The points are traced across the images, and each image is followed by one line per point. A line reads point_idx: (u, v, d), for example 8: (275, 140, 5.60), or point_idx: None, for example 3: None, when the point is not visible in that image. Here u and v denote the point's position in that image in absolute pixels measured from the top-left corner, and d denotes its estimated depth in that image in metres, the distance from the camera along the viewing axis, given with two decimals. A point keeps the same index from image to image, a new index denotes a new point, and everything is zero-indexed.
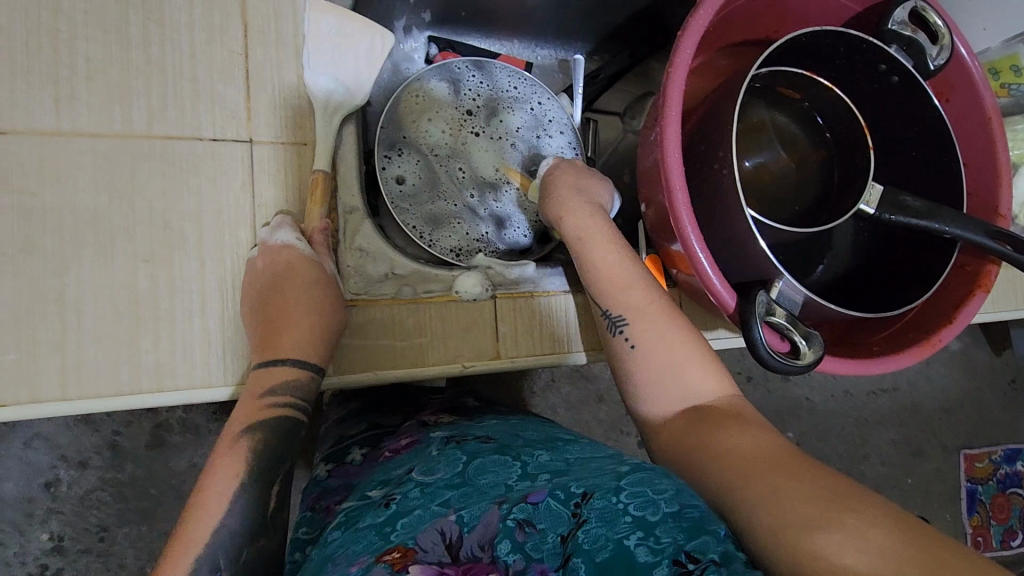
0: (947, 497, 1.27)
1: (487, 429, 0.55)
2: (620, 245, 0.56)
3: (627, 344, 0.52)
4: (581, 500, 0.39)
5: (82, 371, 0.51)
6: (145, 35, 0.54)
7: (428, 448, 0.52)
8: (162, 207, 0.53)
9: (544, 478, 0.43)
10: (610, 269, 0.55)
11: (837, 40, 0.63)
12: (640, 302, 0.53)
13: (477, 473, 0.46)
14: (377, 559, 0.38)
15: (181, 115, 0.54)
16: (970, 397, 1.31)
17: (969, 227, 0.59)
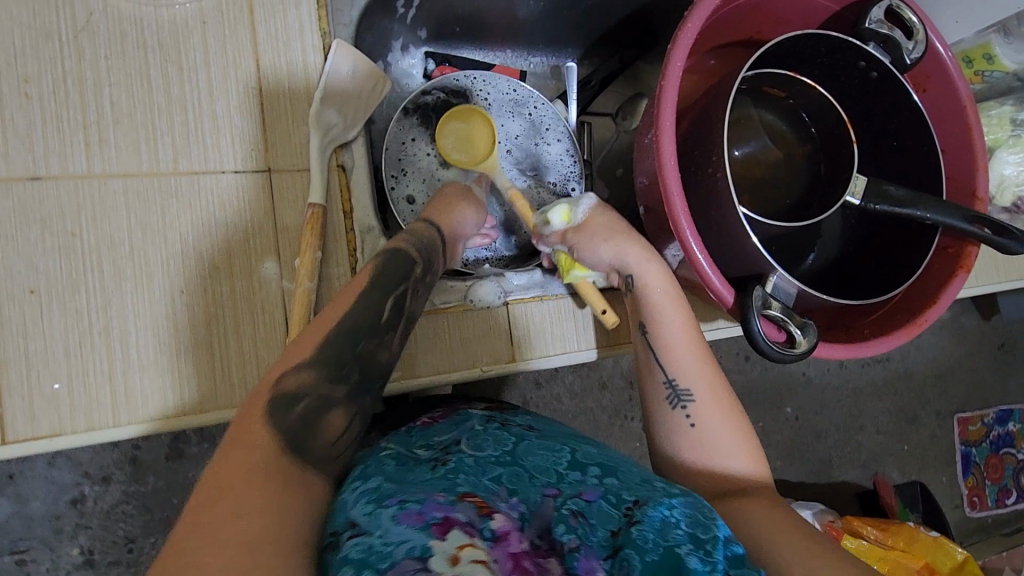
0: (941, 461, 1.33)
1: (525, 419, 0.60)
2: (689, 316, 0.59)
3: (687, 420, 0.55)
4: (633, 504, 0.44)
5: (131, 399, 0.54)
6: (165, 77, 0.57)
7: (470, 422, 0.57)
8: (192, 239, 0.57)
9: (594, 474, 0.48)
10: (676, 338, 0.58)
11: (818, 42, 0.67)
12: (706, 377, 0.57)
13: (524, 455, 0.51)
14: (460, 496, 0.42)
15: (204, 150, 0.58)
16: (961, 363, 1.36)
17: (950, 213, 0.64)
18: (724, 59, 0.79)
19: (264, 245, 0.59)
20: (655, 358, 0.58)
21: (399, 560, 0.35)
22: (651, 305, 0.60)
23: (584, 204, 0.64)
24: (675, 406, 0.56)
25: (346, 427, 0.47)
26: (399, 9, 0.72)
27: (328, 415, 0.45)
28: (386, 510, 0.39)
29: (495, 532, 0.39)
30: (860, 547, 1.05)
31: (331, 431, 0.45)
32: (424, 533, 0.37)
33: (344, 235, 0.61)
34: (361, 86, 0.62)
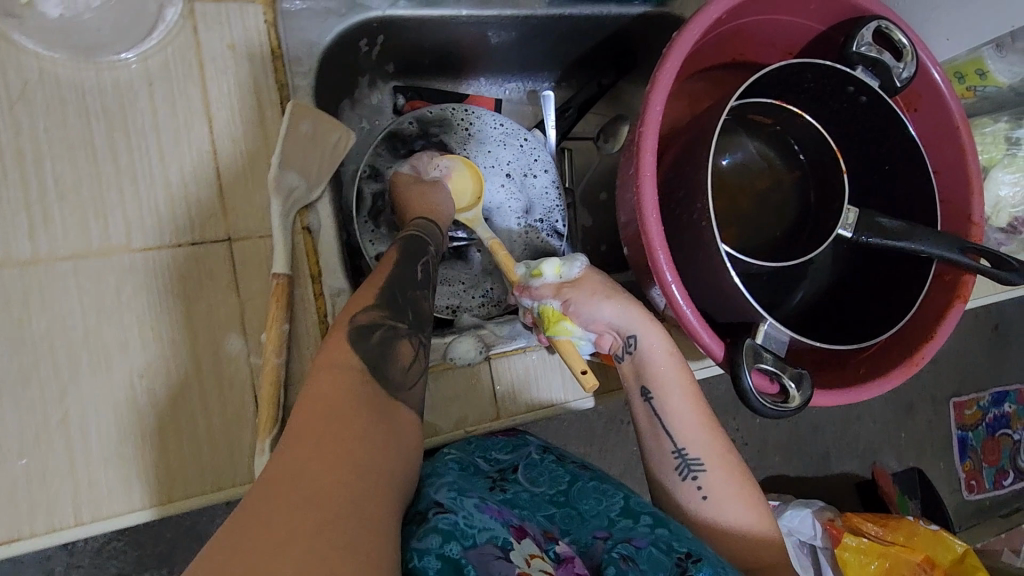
0: (939, 446, 1.33)
1: (577, 459, 0.68)
2: (693, 386, 0.61)
3: (698, 490, 0.59)
4: (684, 555, 0.52)
5: (96, 493, 0.52)
6: (112, 145, 0.54)
7: (528, 449, 0.66)
8: (149, 317, 0.53)
9: (644, 521, 0.56)
10: (681, 408, 0.60)
11: (804, 69, 0.63)
12: (715, 448, 0.59)
13: (578, 497, 0.60)
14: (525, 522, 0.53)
15: (158, 223, 0.54)
16: (958, 347, 1.33)
17: (943, 244, 0.61)
18: (706, 83, 0.76)
19: (229, 317, 0.55)
20: (663, 427, 0.60)
21: (481, 543, 0.47)
22: (654, 371, 0.61)
23: (579, 262, 0.62)
24: (686, 477, 0.59)
25: (415, 357, 0.51)
26: (363, 47, 0.68)
27: (400, 344, 0.49)
28: (470, 501, 0.52)
29: (559, 555, 0.51)
30: (861, 544, 1.02)
31: (403, 359, 0.49)
32: (504, 529, 0.50)
33: (312, 300, 0.59)
34: (322, 142, 0.59)
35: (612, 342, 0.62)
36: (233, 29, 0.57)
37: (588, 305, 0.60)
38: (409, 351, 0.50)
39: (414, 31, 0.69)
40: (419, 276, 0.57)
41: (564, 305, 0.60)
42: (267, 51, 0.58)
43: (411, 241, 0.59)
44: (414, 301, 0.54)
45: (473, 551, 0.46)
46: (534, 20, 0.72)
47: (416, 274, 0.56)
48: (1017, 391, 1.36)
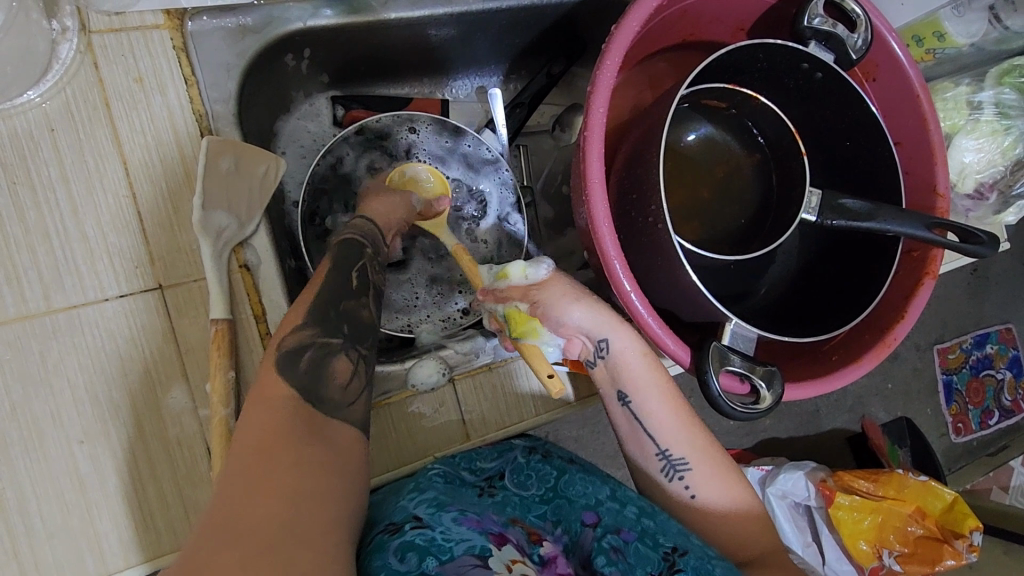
0: (925, 393, 1.33)
1: (566, 452, 0.69)
2: (675, 391, 0.58)
3: (684, 488, 0.56)
4: (671, 550, 0.51)
5: (45, 571, 0.49)
6: (17, 203, 0.50)
7: (514, 453, 0.66)
8: (84, 383, 0.51)
9: (630, 509, 0.56)
10: (662, 410, 0.56)
11: (756, 50, 0.60)
12: (701, 445, 0.56)
13: (566, 486, 0.61)
14: (513, 521, 0.55)
15: (79, 279, 0.51)
16: (938, 294, 1.33)
17: (910, 222, 0.60)
18: (658, 66, 0.72)
19: (168, 369, 0.52)
20: (646, 432, 0.56)
21: (460, 555, 0.44)
22: (629, 374, 0.57)
23: (546, 265, 0.59)
24: (673, 477, 0.56)
25: (353, 372, 0.50)
26: (289, 62, 0.64)
27: (335, 361, 0.49)
28: (449, 516, 0.50)
29: (543, 556, 0.51)
30: (853, 502, 1.01)
31: (340, 377, 0.49)
32: (483, 537, 0.48)
33: (258, 340, 0.55)
34: (249, 175, 0.56)
35: (583, 347, 0.57)
36: (138, 59, 0.53)
37: (558, 306, 0.56)
38: (344, 367, 0.49)
39: (344, 40, 0.65)
40: (355, 284, 0.55)
41: (534, 307, 0.57)
42: (180, 81, 0.54)
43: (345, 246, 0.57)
44: (350, 313, 0.53)
45: (451, 564, 0.43)
46: (471, 15, 0.67)
47: (352, 284, 0.55)
48: (997, 332, 1.36)
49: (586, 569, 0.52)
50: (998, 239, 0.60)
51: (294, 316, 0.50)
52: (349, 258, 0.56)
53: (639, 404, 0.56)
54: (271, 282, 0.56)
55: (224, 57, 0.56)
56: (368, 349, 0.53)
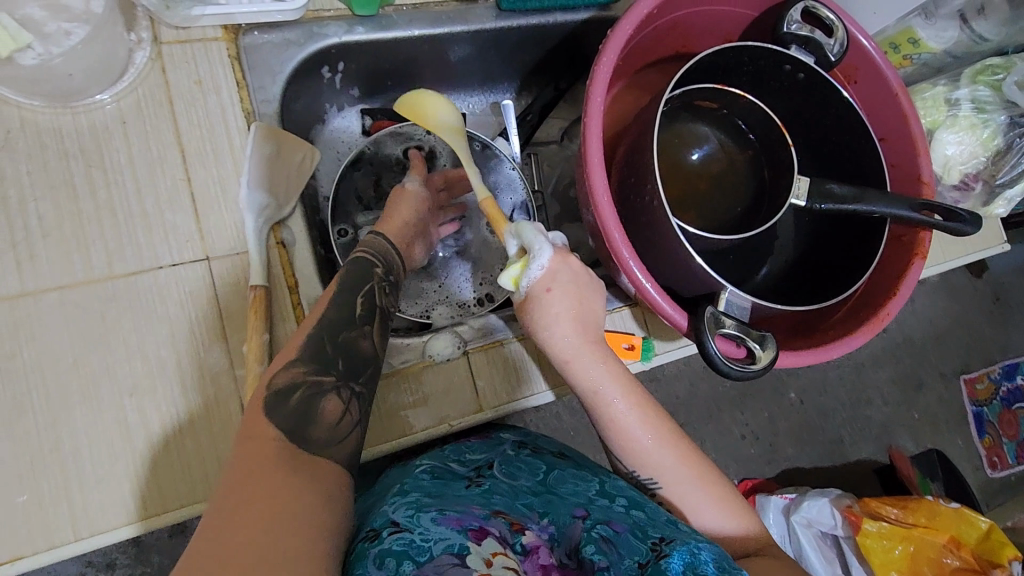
0: (953, 425, 1.32)
1: (556, 449, 0.70)
2: (647, 413, 0.56)
3: (661, 501, 0.57)
4: (659, 540, 0.48)
5: (91, 513, 0.53)
6: (90, 182, 0.57)
7: (503, 448, 0.68)
8: (136, 342, 0.56)
9: (620, 504, 0.54)
10: (637, 432, 0.56)
11: (740, 53, 0.67)
12: (676, 465, 0.55)
13: (556, 482, 0.60)
14: (496, 513, 0.51)
15: (138, 250, 0.57)
16: (960, 322, 1.34)
17: (896, 204, 0.64)
18: (654, 75, 0.78)
19: (209, 332, 0.58)
20: (619, 450, 0.57)
21: (438, 555, 0.41)
22: (590, 404, 0.57)
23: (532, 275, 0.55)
24: (647, 491, 0.57)
25: (345, 410, 0.50)
26: (325, 75, 0.72)
27: (325, 400, 0.49)
28: (427, 517, 0.47)
29: (526, 546, 0.48)
30: (881, 530, 0.99)
31: (330, 417, 0.49)
32: (462, 535, 0.45)
33: (291, 311, 0.61)
34: (288, 160, 0.63)
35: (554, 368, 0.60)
36: (199, 65, 0.62)
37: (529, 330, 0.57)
38: (335, 407, 0.50)
39: (372, 55, 0.73)
40: (360, 312, 0.56)
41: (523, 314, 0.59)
42: (232, 83, 0.63)
43: (361, 265, 0.60)
44: (348, 345, 0.54)
45: (428, 566, 0.40)
46: (486, 33, 0.75)
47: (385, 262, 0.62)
48: None
49: (574, 560, 0.49)
50: (980, 218, 0.63)
51: (289, 349, 0.51)
52: (353, 283, 0.58)
53: (611, 427, 0.56)
54: (304, 260, 0.62)
55: (270, 65, 0.64)
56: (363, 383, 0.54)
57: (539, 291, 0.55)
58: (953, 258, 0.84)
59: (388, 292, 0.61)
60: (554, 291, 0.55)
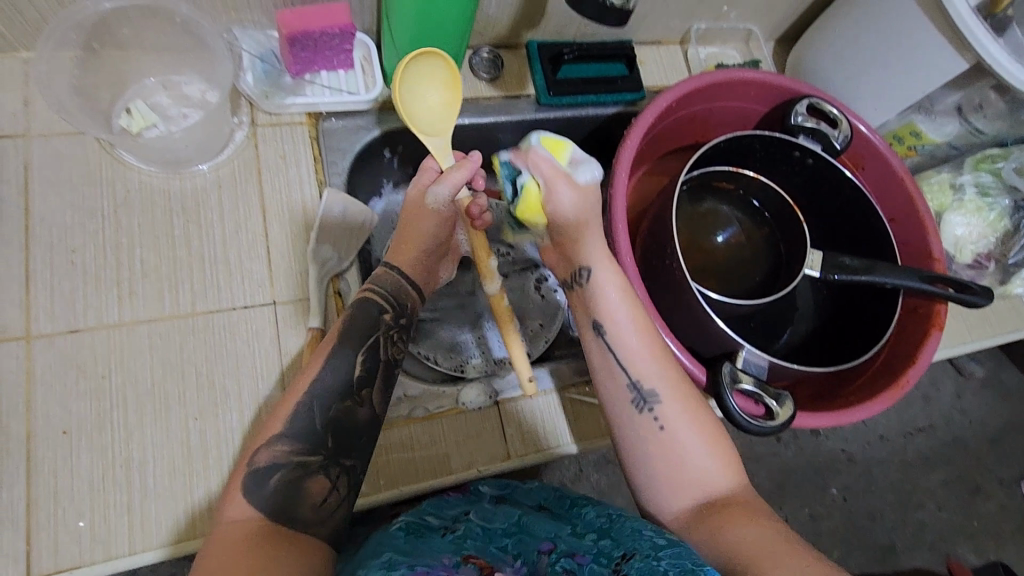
0: (1019, 538, 1.23)
1: (536, 497, 0.70)
2: (648, 323, 0.60)
3: (655, 423, 0.57)
4: (621, 559, 0.50)
5: (147, 528, 0.58)
6: (186, 234, 0.67)
7: (482, 501, 0.69)
8: (207, 372, 0.63)
9: (590, 538, 0.57)
10: (632, 336, 0.59)
11: (752, 140, 0.76)
12: (675, 383, 0.58)
13: (530, 524, 0.62)
14: (466, 559, 0.54)
15: (219, 293, 0.66)
16: (1014, 423, 1.30)
17: (907, 276, 0.68)
18: (673, 159, 0.87)
19: (270, 370, 0.65)
20: (615, 361, 0.59)
21: None
22: (603, 304, 0.60)
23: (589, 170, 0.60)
24: (643, 409, 0.57)
25: (331, 488, 0.53)
26: (385, 157, 0.83)
27: (309, 483, 0.52)
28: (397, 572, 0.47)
29: None
30: None
31: (315, 496, 0.52)
32: None
33: None
34: (351, 222, 0.72)
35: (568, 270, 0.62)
36: (284, 144, 0.73)
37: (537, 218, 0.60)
38: (321, 488, 0.52)
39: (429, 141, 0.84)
40: (355, 377, 0.57)
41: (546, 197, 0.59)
42: (310, 159, 0.74)
43: (364, 313, 0.59)
44: (340, 420, 0.55)
45: None
46: (525, 123, 0.86)
47: (393, 306, 0.61)
48: None
49: None
50: (991, 290, 0.66)
51: (276, 424, 0.53)
52: (359, 335, 0.58)
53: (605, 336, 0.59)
54: None
55: (342, 145, 0.75)
56: (354, 458, 0.55)
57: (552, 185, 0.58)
58: (989, 335, 0.85)
59: (395, 341, 0.61)
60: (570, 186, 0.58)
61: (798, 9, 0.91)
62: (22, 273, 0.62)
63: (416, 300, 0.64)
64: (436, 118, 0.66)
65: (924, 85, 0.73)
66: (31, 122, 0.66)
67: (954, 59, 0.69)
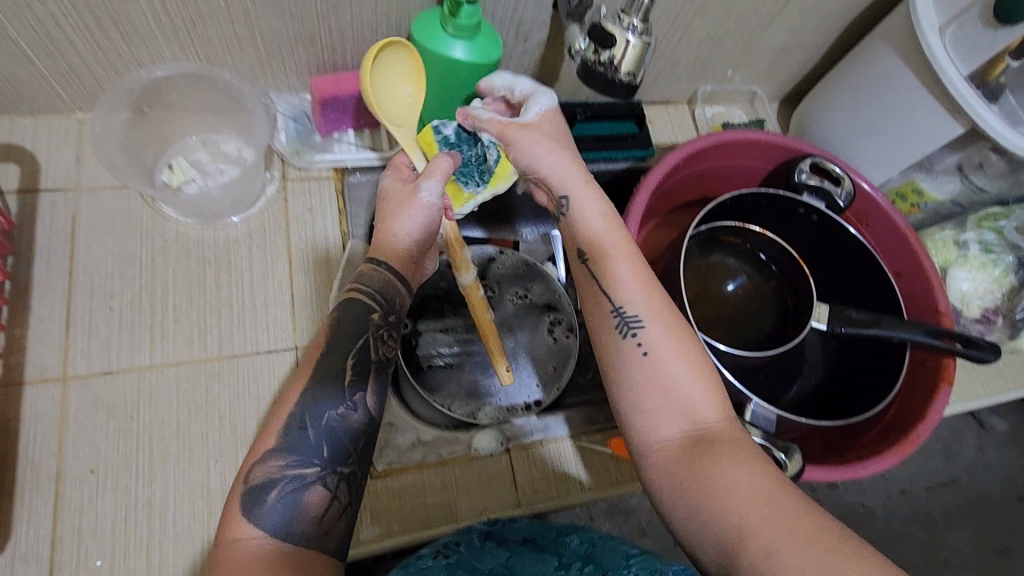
0: None
1: (524, 529, 0.66)
2: (632, 247, 0.59)
3: (639, 348, 0.54)
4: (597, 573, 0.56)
5: (165, 568, 0.59)
6: (217, 281, 0.71)
7: (470, 537, 0.65)
8: (229, 415, 0.66)
9: (575, 568, 0.57)
10: (619, 266, 0.57)
11: (758, 197, 0.79)
12: (658, 306, 0.55)
13: (518, 564, 0.59)
14: None
15: (245, 338, 0.69)
16: None
17: (913, 330, 0.69)
18: (681, 213, 0.90)
19: None
20: (599, 286, 0.57)
21: None
22: (585, 229, 0.59)
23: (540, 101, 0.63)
24: (626, 333, 0.54)
25: (331, 501, 0.49)
26: None
27: (308, 495, 0.48)
28: None
29: None
30: None
31: (314, 510, 0.48)
32: None
33: None
34: None
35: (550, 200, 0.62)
36: (312, 198, 0.77)
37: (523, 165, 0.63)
38: (321, 499, 0.49)
39: None
40: (350, 372, 0.54)
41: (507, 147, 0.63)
42: (335, 209, 0.77)
43: (351, 315, 0.57)
44: (332, 429, 0.51)
45: None
46: None
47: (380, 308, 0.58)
48: None
49: None
50: (998, 346, 0.67)
51: (268, 440, 0.50)
52: (348, 335, 0.55)
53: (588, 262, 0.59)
54: None
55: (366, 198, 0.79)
56: (355, 467, 0.52)
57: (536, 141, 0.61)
58: (1002, 390, 0.85)
59: (386, 340, 0.58)
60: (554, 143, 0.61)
61: (801, 72, 0.95)
62: (64, 317, 0.66)
63: (406, 296, 0.61)
64: (403, 111, 0.66)
65: (923, 147, 0.76)
66: (82, 176, 0.72)
67: (949, 123, 0.72)
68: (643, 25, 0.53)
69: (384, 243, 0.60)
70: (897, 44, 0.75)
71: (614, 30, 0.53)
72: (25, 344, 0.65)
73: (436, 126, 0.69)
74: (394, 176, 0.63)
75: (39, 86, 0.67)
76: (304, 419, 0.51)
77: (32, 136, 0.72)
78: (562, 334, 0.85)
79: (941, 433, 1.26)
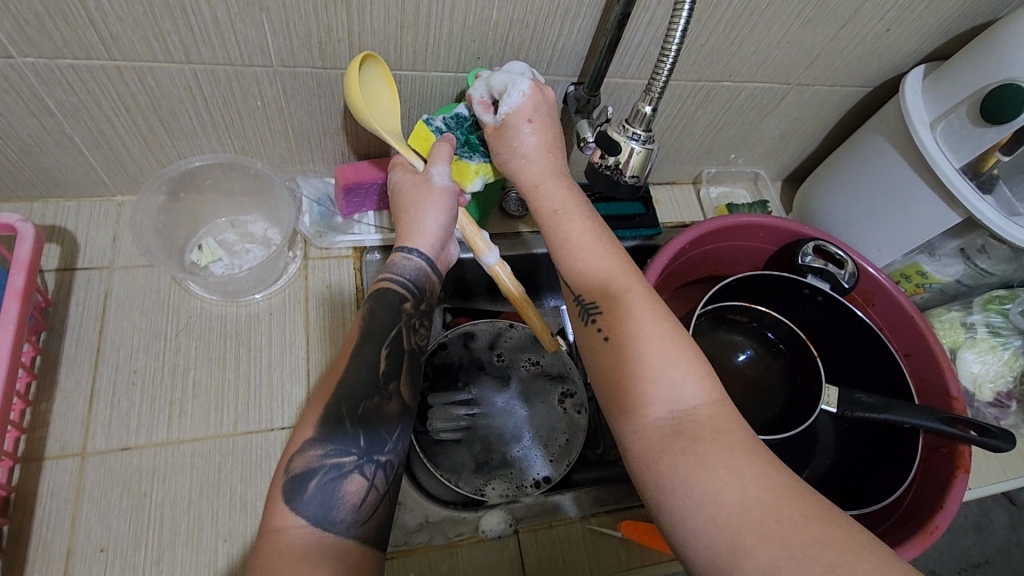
0: None
1: None
2: (599, 234, 0.59)
3: (602, 335, 0.54)
4: None
5: None
6: (237, 356, 0.74)
7: None
8: (240, 492, 0.66)
9: None
10: (582, 255, 0.58)
11: (763, 277, 0.81)
12: (619, 286, 0.55)
13: None
14: None
15: (260, 414, 0.71)
16: None
17: (925, 416, 0.68)
18: (688, 290, 0.92)
19: None
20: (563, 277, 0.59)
21: None
22: (548, 217, 0.61)
23: (517, 88, 0.61)
24: (587, 319, 0.55)
25: (367, 489, 0.51)
26: None
27: (347, 484, 0.50)
28: None
29: None
30: None
31: (352, 498, 0.50)
32: None
33: None
34: None
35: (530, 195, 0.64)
36: (330, 274, 0.80)
37: (502, 162, 0.64)
38: (359, 488, 0.50)
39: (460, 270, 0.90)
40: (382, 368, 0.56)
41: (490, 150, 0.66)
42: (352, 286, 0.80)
43: (383, 297, 0.60)
44: (367, 416, 0.53)
45: None
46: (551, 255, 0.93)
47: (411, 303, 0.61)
48: None
49: None
50: (1014, 434, 0.65)
51: (304, 431, 0.51)
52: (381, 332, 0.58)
53: (565, 247, 0.59)
54: None
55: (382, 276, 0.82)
56: (393, 458, 0.54)
57: (518, 122, 0.62)
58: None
59: (417, 329, 0.61)
60: (534, 124, 0.62)
61: (802, 155, 0.99)
62: (87, 393, 0.68)
63: (435, 286, 0.64)
64: (388, 123, 0.65)
65: (924, 233, 0.78)
66: (116, 255, 0.76)
67: (946, 213, 0.75)
68: (647, 134, 0.57)
69: (404, 230, 0.63)
70: (892, 137, 0.79)
71: (619, 139, 0.57)
72: (47, 420, 0.67)
73: (427, 120, 0.68)
74: (405, 169, 0.66)
75: (86, 174, 0.73)
76: (343, 410, 0.52)
77: (74, 219, 0.77)
78: (571, 408, 0.85)
79: (970, 510, 1.21)
